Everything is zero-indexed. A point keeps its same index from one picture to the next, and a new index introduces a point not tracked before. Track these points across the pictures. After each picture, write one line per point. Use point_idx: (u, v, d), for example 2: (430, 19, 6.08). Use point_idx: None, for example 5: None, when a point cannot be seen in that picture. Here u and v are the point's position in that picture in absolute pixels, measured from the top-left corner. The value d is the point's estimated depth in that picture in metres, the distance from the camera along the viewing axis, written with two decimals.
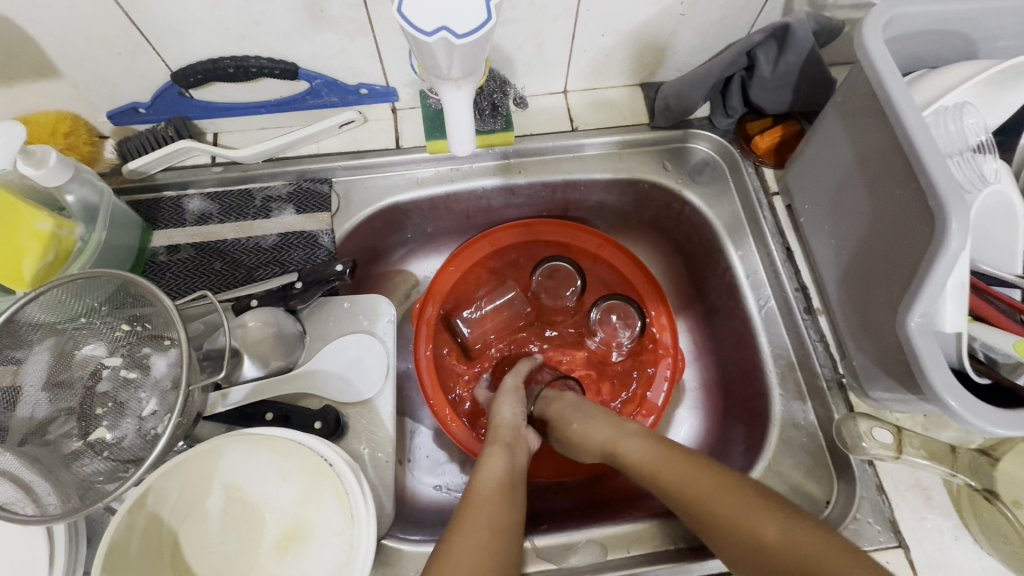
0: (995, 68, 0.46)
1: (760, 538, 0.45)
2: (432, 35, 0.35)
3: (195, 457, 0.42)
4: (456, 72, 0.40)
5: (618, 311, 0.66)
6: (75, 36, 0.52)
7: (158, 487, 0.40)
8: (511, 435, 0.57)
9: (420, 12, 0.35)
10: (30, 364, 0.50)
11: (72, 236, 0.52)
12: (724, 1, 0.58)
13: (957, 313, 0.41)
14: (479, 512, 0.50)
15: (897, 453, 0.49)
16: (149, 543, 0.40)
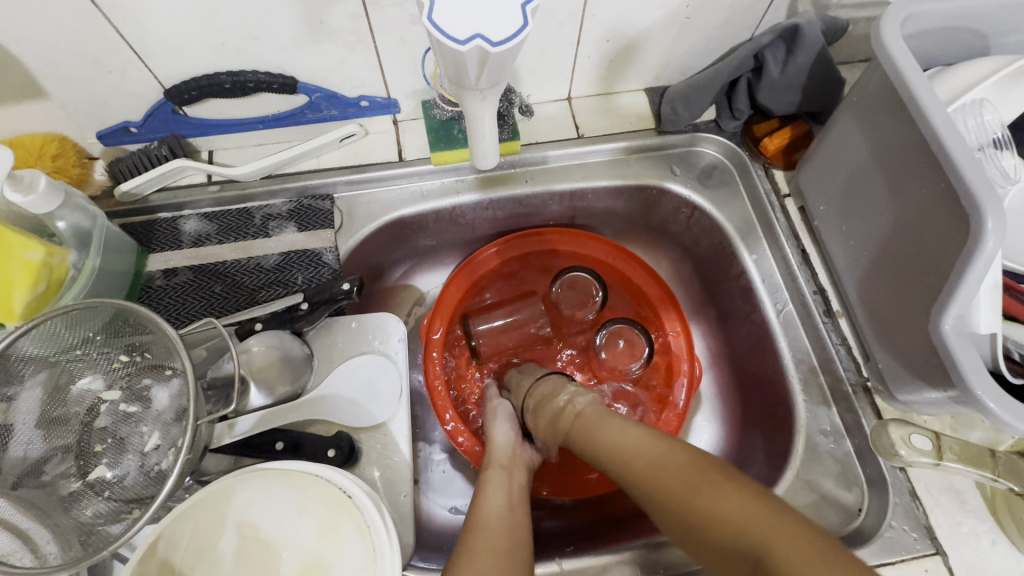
0: (1013, 65, 0.45)
1: (739, 528, 0.38)
2: (466, 43, 0.33)
3: (208, 497, 0.41)
4: (482, 83, 0.39)
5: (625, 337, 0.66)
6: (63, 54, 0.49)
7: (169, 533, 0.39)
8: (507, 458, 0.56)
9: (451, 19, 0.33)
10: (21, 401, 0.47)
11: (63, 265, 0.49)
12: (730, 3, 0.57)
13: (991, 315, 0.40)
14: (490, 533, 0.47)
15: (937, 460, 0.47)
16: None
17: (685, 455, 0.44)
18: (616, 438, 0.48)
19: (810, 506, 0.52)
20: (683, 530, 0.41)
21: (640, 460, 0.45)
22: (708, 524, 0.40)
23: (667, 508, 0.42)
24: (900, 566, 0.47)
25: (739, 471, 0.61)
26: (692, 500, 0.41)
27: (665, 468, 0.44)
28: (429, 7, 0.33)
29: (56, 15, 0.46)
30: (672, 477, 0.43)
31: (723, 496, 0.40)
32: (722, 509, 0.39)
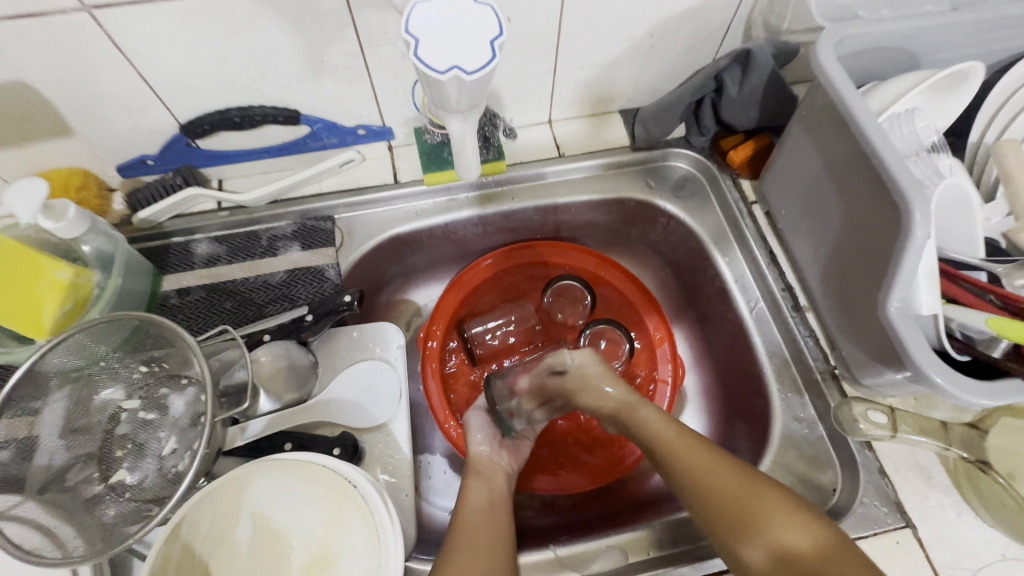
0: (936, 76, 0.50)
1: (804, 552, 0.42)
2: (445, 72, 0.38)
3: (225, 484, 0.43)
4: (462, 105, 0.44)
5: (607, 336, 0.71)
6: (90, 97, 0.55)
7: (191, 516, 0.41)
8: (487, 465, 0.58)
9: (432, 53, 0.38)
10: (47, 413, 0.50)
11: (89, 284, 0.53)
12: (690, 32, 0.63)
13: (931, 297, 0.44)
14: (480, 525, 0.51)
15: (893, 432, 0.52)
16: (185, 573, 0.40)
17: (733, 470, 0.47)
18: (661, 435, 0.52)
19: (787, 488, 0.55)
20: (738, 544, 0.44)
21: (688, 465, 0.49)
22: (752, 540, 0.44)
23: (711, 517, 0.46)
24: (872, 539, 0.50)
25: None
26: (736, 514, 0.45)
27: (715, 475, 0.47)
28: (413, 43, 0.38)
29: (85, 62, 0.51)
30: (719, 488, 0.46)
31: (773, 516, 0.44)
32: (773, 531, 0.43)
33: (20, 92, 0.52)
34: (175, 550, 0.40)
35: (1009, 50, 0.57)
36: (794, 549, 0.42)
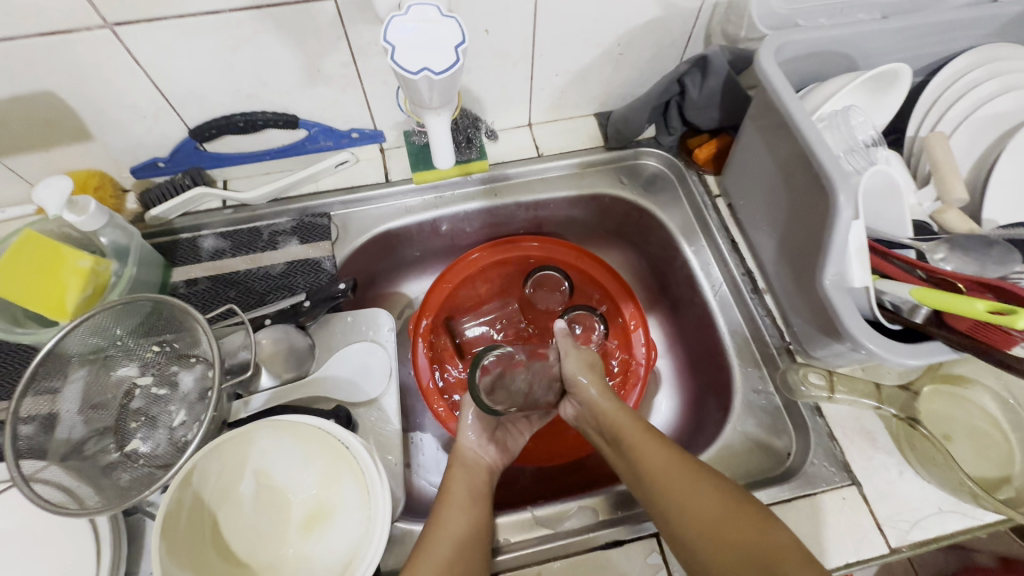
0: (859, 78, 0.57)
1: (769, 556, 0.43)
2: (417, 73, 0.44)
3: (232, 441, 0.46)
4: (436, 102, 0.50)
5: (582, 322, 0.75)
6: (109, 104, 0.60)
7: (201, 467, 0.44)
8: (472, 458, 0.61)
9: (406, 57, 0.44)
10: (66, 392, 0.55)
11: (107, 271, 0.59)
12: (653, 41, 0.69)
13: (863, 271, 0.49)
14: (457, 512, 0.54)
15: (831, 393, 0.58)
16: (194, 520, 0.44)
17: (709, 479, 0.50)
18: (640, 444, 0.54)
19: (747, 452, 0.60)
20: (705, 544, 0.46)
21: (665, 474, 0.51)
22: (725, 548, 0.45)
23: (687, 528, 0.48)
24: (821, 495, 0.55)
25: (694, 434, 0.69)
26: (710, 521, 0.47)
27: (690, 483, 0.50)
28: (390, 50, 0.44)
29: (106, 73, 0.57)
30: (693, 496, 0.49)
31: (745, 523, 0.46)
32: (745, 537, 0.45)
33: (46, 100, 0.58)
34: (185, 501, 0.43)
35: (937, 54, 0.63)
36: (769, 555, 0.43)
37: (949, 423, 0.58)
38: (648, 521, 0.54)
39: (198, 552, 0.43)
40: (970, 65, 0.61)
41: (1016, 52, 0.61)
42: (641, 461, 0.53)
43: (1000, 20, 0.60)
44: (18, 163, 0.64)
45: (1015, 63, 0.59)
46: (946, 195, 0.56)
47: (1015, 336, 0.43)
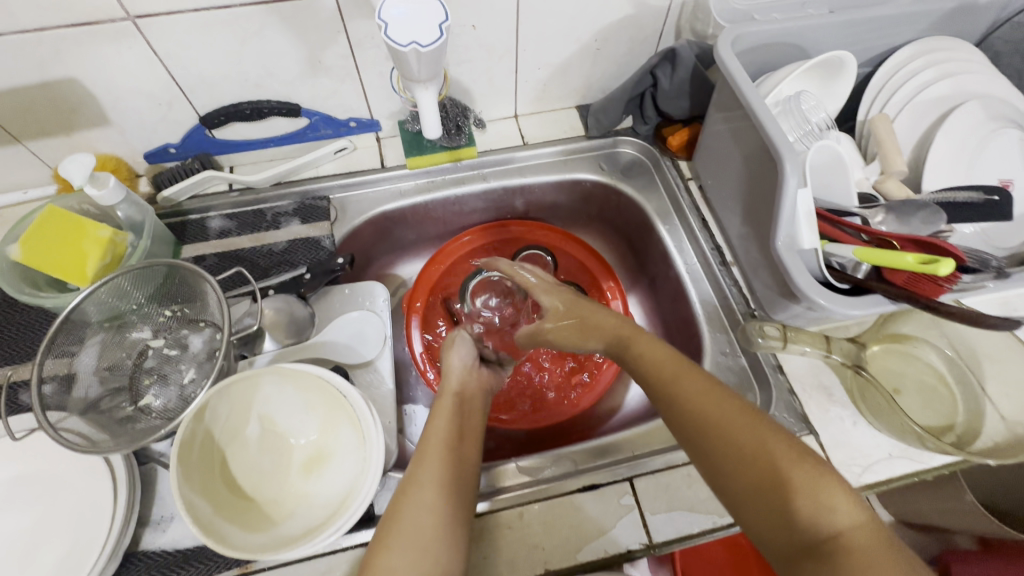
0: (806, 64, 0.63)
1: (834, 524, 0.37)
2: (406, 45, 0.50)
3: (241, 382, 0.51)
4: (424, 74, 0.55)
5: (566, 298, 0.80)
6: (127, 92, 0.66)
7: (213, 405, 0.50)
8: (459, 386, 0.62)
9: (397, 31, 0.50)
10: (82, 356, 0.59)
11: (124, 242, 0.64)
12: (627, 37, 0.76)
13: (810, 234, 0.55)
14: (436, 460, 0.52)
15: (785, 343, 0.62)
16: (205, 454, 0.49)
17: (780, 440, 0.42)
18: (682, 381, 0.49)
19: None
20: (766, 506, 0.40)
21: (708, 417, 0.45)
22: (780, 514, 0.39)
23: (736, 476, 0.42)
24: None
25: None
26: (748, 468, 0.41)
27: (733, 424, 0.44)
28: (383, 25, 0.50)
29: (127, 63, 0.63)
30: (733, 439, 0.43)
31: (814, 492, 0.38)
32: (810, 509, 0.38)
33: (71, 87, 0.63)
34: (198, 433, 0.49)
35: (881, 47, 0.69)
36: (828, 523, 0.37)
37: (900, 378, 0.63)
38: (622, 467, 0.59)
39: (210, 482, 0.48)
40: (911, 56, 0.68)
41: (954, 44, 0.67)
42: (683, 399, 0.48)
43: (937, 15, 0.67)
44: (41, 146, 0.70)
45: (951, 54, 0.66)
46: (888, 167, 0.62)
47: (942, 284, 0.49)
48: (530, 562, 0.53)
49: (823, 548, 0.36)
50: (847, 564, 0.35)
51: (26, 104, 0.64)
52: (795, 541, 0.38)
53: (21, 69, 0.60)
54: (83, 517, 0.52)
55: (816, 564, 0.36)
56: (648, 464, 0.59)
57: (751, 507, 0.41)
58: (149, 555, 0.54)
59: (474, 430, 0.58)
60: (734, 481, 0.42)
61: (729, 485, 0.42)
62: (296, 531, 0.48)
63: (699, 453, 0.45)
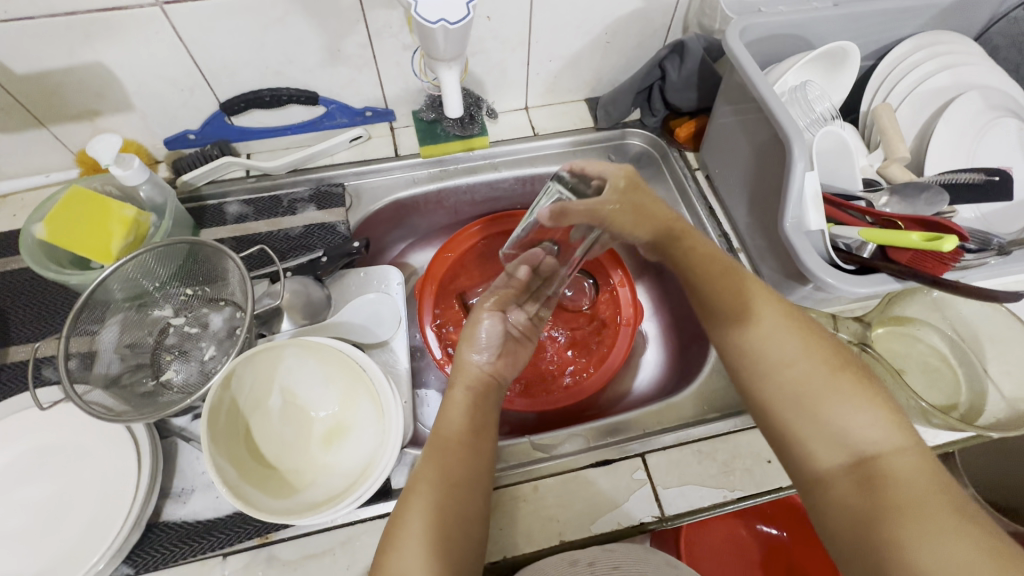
0: (807, 56, 0.65)
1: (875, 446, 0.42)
2: (435, 22, 0.51)
3: (262, 353, 0.53)
4: (448, 54, 0.58)
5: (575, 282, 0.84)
6: (151, 77, 0.68)
7: (239, 373, 0.51)
8: (475, 378, 0.60)
9: (426, 6, 0.51)
10: (103, 333, 0.60)
11: (147, 222, 0.65)
12: (637, 31, 0.78)
13: (818, 216, 0.57)
14: (441, 457, 0.51)
15: None
16: (232, 421, 0.51)
17: (834, 365, 0.47)
18: (743, 319, 0.50)
19: (724, 389, 0.66)
20: (810, 422, 0.45)
21: (770, 358, 0.48)
22: (825, 429, 0.44)
23: (788, 388, 0.47)
24: None
25: (676, 380, 0.75)
26: (800, 389, 0.46)
27: (785, 340, 0.49)
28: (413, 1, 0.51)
29: (153, 48, 0.64)
30: (796, 383, 0.46)
31: (861, 413, 0.44)
32: (857, 428, 0.43)
33: (97, 72, 0.65)
34: (224, 401, 0.51)
35: (882, 41, 0.72)
36: (870, 446, 0.42)
37: (903, 359, 0.65)
38: (633, 444, 0.60)
39: (236, 449, 0.50)
40: (913, 49, 0.70)
41: (954, 38, 0.69)
42: (745, 338, 0.50)
43: (936, 10, 0.69)
44: (66, 131, 0.72)
45: (951, 47, 0.68)
46: (892, 153, 0.64)
47: (947, 261, 0.51)
48: (545, 534, 0.55)
49: (872, 476, 0.41)
50: (894, 492, 0.40)
51: (54, 88, 0.65)
52: (845, 473, 0.43)
53: (50, 54, 0.61)
54: (108, 487, 0.53)
55: (859, 479, 0.42)
56: (659, 441, 0.60)
57: (795, 417, 0.46)
58: (171, 526, 0.55)
59: (489, 423, 0.57)
60: (784, 391, 0.47)
61: (777, 396, 0.47)
62: (319, 497, 0.50)
63: (756, 395, 0.49)
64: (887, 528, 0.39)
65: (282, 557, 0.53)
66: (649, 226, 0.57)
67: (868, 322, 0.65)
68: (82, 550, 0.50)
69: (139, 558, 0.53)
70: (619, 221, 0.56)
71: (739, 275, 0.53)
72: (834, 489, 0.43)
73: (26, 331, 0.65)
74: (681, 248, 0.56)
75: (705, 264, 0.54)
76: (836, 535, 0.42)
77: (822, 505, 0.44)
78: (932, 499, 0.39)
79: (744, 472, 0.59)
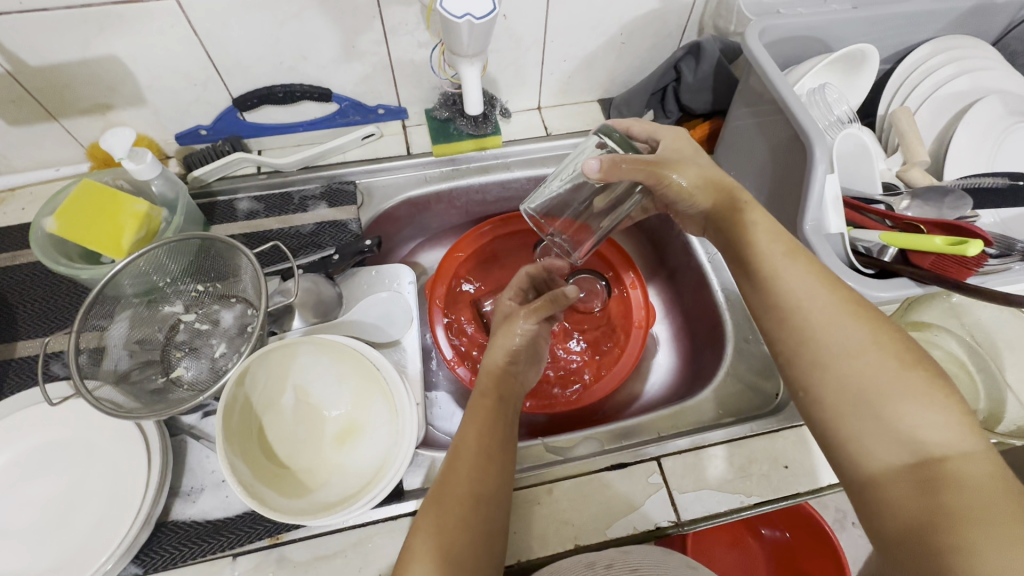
0: (828, 58, 0.64)
1: (940, 447, 0.39)
2: (460, 17, 0.53)
3: (277, 351, 0.52)
4: (471, 50, 0.60)
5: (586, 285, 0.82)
6: (165, 72, 0.67)
7: (254, 370, 0.51)
8: (496, 382, 0.60)
9: (453, 2, 0.53)
10: (111, 330, 0.59)
11: (158, 218, 0.64)
12: (652, 32, 0.78)
13: (838, 219, 0.56)
14: (468, 465, 0.50)
15: None
16: (246, 418, 0.51)
17: (898, 355, 0.43)
18: (805, 302, 0.47)
19: (739, 393, 0.66)
20: (864, 419, 0.42)
21: (832, 345, 0.44)
22: (883, 425, 0.41)
23: (845, 378, 0.43)
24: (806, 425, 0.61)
25: (689, 382, 0.75)
26: (857, 379, 0.43)
27: (843, 326, 0.45)
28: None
29: (168, 43, 0.64)
30: (860, 374, 0.43)
31: (927, 410, 0.40)
32: (919, 425, 0.40)
33: (111, 65, 0.65)
34: (238, 399, 0.50)
35: (899, 45, 0.72)
36: (932, 448, 0.39)
37: None
38: (648, 447, 0.60)
39: (250, 449, 0.50)
40: (932, 53, 0.69)
41: (972, 42, 0.69)
42: (806, 321, 0.46)
43: (955, 14, 0.69)
44: (77, 124, 0.71)
45: (970, 51, 0.67)
46: (912, 157, 0.64)
47: (970, 267, 0.51)
48: (560, 538, 0.54)
49: (935, 479, 0.38)
50: (960, 498, 0.36)
51: (67, 81, 0.65)
52: (903, 474, 0.39)
53: (64, 46, 0.61)
54: (117, 485, 0.52)
55: (918, 482, 0.38)
56: (674, 445, 0.60)
57: (852, 411, 0.42)
58: (180, 525, 0.54)
59: (507, 435, 0.55)
60: (842, 383, 0.43)
61: (830, 384, 0.44)
62: (333, 497, 0.49)
63: (807, 382, 0.45)
64: (948, 536, 0.35)
65: (293, 558, 0.52)
66: (710, 189, 0.56)
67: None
68: (90, 549, 0.49)
69: (148, 557, 0.52)
70: (678, 181, 0.56)
71: (806, 254, 0.49)
72: (889, 490, 0.40)
73: (34, 326, 0.64)
74: (746, 221, 0.52)
75: (772, 237, 0.51)
76: (887, 539, 0.39)
77: (873, 505, 0.40)
78: (1005, 510, 0.35)
79: (760, 478, 0.58)
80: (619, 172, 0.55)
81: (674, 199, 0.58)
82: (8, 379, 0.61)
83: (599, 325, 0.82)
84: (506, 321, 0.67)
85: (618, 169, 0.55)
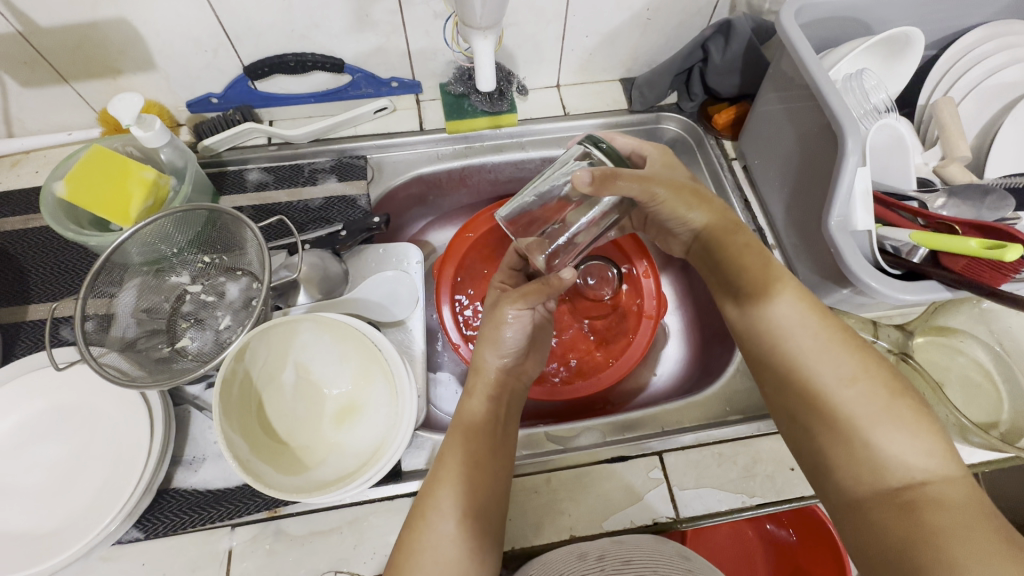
0: (869, 42, 0.60)
1: (925, 474, 0.39)
2: None
3: (279, 329, 0.52)
4: (484, 22, 0.57)
5: (595, 273, 0.81)
6: (176, 37, 0.66)
7: (254, 347, 0.51)
8: (495, 382, 0.58)
9: None
10: (120, 297, 0.60)
11: (167, 186, 0.64)
12: (681, 8, 0.73)
13: (865, 214, 0.53)
14: (456, 460, 0.50)
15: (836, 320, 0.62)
16: (245, 395, 0.51)
17: (886, 383, 0.43)
18: (794, 332, 0.46)
19: (748, 390, 0.64)
20: (852, 446, 0.41)
21: (822, 375, 0.44)
22: (869, 451, 0.41)
23: (833, 404, 0.43)
24: None
25: (700, 375, 0.73)
26: (846, 406, 0.42)
27: (833, 352, 0.45)
28: None
29: (178, 7, 0.62)
30: (849, 403, 0.42)
31: (911, 437, 0.40)
32: (904, 452, 0.40)
33: (120, 28, 0.63)
34: (238, 374, 0.50)
35: (948, 29, 0.66)
36: (914, 475, 0.39)
37: (945, 371, 0.61)
38: (652, 441, 0.58)
39: (248, 423, 0.50)
40: (982, 39, 0.64)
41: None
42: (794, 346, 0.46)
43: None
44: (89, 88, 0.71)
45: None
46: (951, 152, 0.60)
47: (1005, 272, 0.47)
48: (555, 527, 0.54)
49: (917, 503, 0.38)
50: (941, 520, 0.36)
51: (76, 43, 0.64)
52: (886, 499, 0.39)
53: (74, 7, 0.60)
54: (121, 452, 0.53)
55: (899, 508, 0.38)
56: (678, 441, 0.58)
57: (840, 438, 0.42)
58: (181, 493, 0.55)
59: (503, 428, 0.55)
60: (831, 411, 0.43)
61: (819, 412, 0.44)
62: (330, 476, 0.50)
63: (795, 408, 0.45)
64: (930, 557, 0.35)
65: (289, 532, 0.53)
66: (704, 210, 0.54)
67: (910, 331, 0.62)
68: (94, 512, 0.50)
69: (149, 523, 0.53)
70: (672, 200, 0.53)
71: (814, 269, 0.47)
72: (873, 514, 0.40)
73: (45, 290, 0.65)
74: (746, 238, 0.52)
75: None
76: (869, 561, 0.39)
77: (856, 529, 0.40)
78: (983, 531, 0.35)
79: (764, 479, 0.57)
80: (611, 183, 0.50)
81: (665, 217, 0.56)
82: (19, 341, 0.62)
83: (608, 314, 0.81)
84: (493, 316, 0.59)
85: (611, 181, 0.50)
